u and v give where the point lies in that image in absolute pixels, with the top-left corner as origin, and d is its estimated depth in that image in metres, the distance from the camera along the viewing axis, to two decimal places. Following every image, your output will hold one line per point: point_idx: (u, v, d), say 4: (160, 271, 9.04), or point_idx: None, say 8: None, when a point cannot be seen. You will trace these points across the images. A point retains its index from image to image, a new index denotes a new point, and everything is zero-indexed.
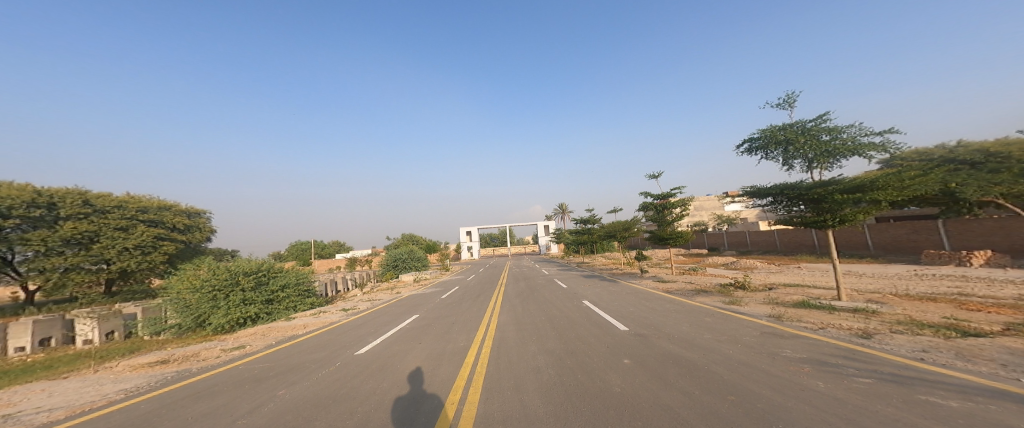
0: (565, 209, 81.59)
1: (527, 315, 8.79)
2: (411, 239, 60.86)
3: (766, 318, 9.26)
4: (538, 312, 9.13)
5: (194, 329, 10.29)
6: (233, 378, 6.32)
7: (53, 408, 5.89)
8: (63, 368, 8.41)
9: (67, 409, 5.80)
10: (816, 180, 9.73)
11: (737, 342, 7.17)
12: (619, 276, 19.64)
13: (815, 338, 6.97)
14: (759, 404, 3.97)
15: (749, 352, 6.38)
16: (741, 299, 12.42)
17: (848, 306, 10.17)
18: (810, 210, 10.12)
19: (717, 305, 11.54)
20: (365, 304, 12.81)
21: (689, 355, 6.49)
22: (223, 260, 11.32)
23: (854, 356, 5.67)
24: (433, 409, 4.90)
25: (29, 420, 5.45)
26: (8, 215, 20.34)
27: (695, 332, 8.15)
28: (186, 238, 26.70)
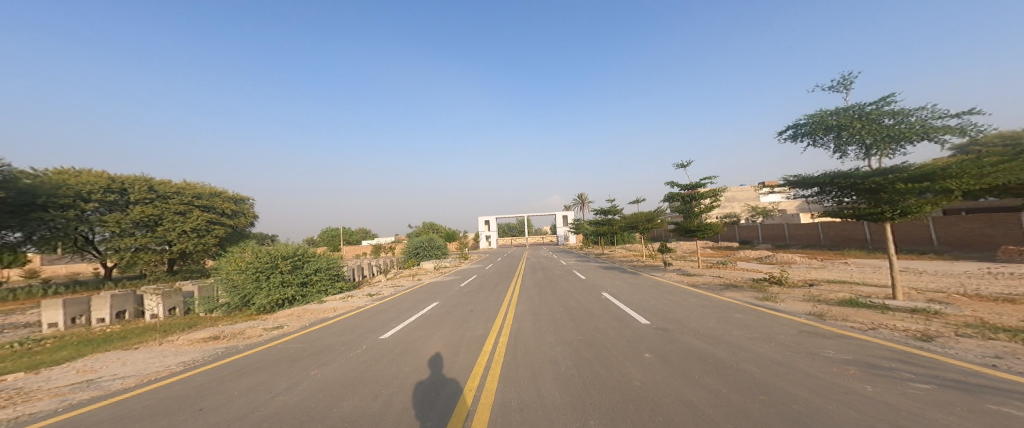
0: (585, 199, 80.42)
1: (545, 306, 8.88)
2: (432, 228, 62.05)
3: (807, 317, 8.82)
4: (555, 302, 9.20)
5: (241, 308, 11.22)
6: (272, 356, 6.91)
7: (126, 375, 6.71)
8: (133, 340, 9.48)
9: (138, 377, 6.59)
10: (875, 168, 8.99)
11: (772, 340, 6.91)
12: (641, 268, 19.25)
13: (865, 340, 6.59)
14: (792, 406, 3.88)
15: (785, 351, 6.15)
16: (777, 295, 11.83)
17: (904, 306, 9.45)
18: (865, 201, 9.38)
19: (750, 301, 11.11)
20: (389, 290, 13.40)
21: (717, 352, 6.36)
22: (263, 245, 12.19)
23: (910, 359, 5.33)
24: (453, 395, 5.14)
25: (107, 385, 6.26)
26: (89, 199, 22.87)
27: (724, 328, 7.95)
28: (234, 223, 28.87)
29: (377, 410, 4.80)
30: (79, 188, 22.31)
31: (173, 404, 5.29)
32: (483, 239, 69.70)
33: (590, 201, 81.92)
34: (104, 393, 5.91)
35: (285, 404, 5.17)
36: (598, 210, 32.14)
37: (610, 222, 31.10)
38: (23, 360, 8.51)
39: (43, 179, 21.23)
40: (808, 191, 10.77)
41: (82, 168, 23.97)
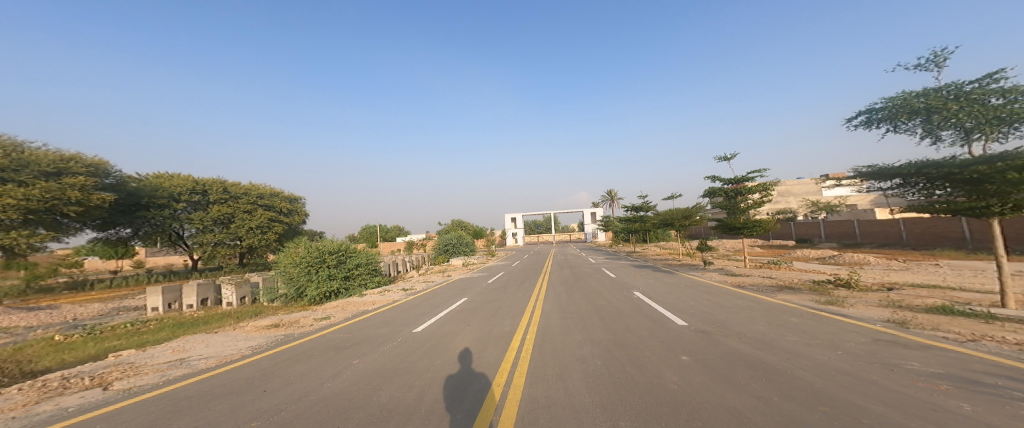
0: (614, 196, 77.00)
1: (573, 304, 8.81)
2: (460, 225, 63.34)
3: (883, 324, 7.90)
4: (583, 301, 9.10)
5: (295, 299, 12.31)
6: (321, 345, 7.57)
7: (208, 356, 7.72)
8: (214, 325, 10.82)
9: (216, 358, 7.54)
10: (979, 155, 7.75)
11: (837, 348, 6.31)
12: (680, 267, 18.36)
13: (962, 352, 5.78)
14: (861, 420, 3.54)
15: (854, 361, 5.59)
16: (845, 299, 10.70)
17: (1015, 315, 8.13)
18: (964, 193, 8.16)
19: (811, 304, 10.16)
20: (422, 285, 14.04)
21: (767, 358, 5.95)
22: (313, 241, 13.28)
23: (1021, 377, 4.61)
24: (482, 390, 5.31)
25: (193, 364, 7.24)
26: (179, 199, 26.21)
27: (777, 333, 7.38)
28: (291, 220, 31.69)
29: (413, 401, 5.10)
30: (171, 190, 25.77)
31: (244, 385, 6.01)
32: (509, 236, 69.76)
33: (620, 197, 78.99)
34: (191, 371, 6.84)
35: (332, 390, 5.66)
36: (629, 206, 31.02)
37: (641, 218, 29.94)
38: (134, 339, 10.07)
39: (146, 183, 25.31)
40: (888, 183, 9.55)
41: (174, 173, 27.49)
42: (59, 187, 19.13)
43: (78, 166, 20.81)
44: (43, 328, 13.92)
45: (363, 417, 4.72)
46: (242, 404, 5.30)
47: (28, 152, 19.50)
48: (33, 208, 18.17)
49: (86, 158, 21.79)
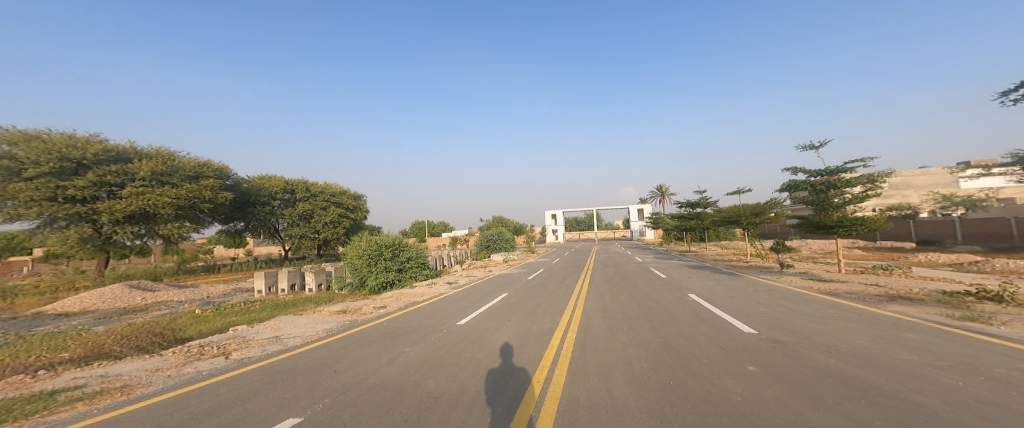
0: (665, 192, 69.79)
1: (618, 304, 8.37)
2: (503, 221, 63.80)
3: None
4: (629, 301, 8.60)
5: (359, 287, 13.53)
6: (379, 332, 8.23)
7: (293, 336, 8.87)
8: (299, 308, 12.39)
9: (300, 338, 8.63)
10: None
11: (970, 372, 5.06)
12: (752, 269, 16.41)
13: None
14: None
15: (996, 388, 4.43)
16: (991, 315, 8.52)
17: None
18: None
19: (936, 319, 8.30)
20: (466, 279, 14.53)
21: (862, 375, 5.02)
22: (372, 235, 14.48)
23: None
24: (522, 385, 5.32)
25: (283, 342, 8.38)
26: (276, 197, 30.40)
27: (878, 349, 6.18)
28: (358, 216, 35.04)
29: (455, 391, 5.29)
30: (270, 190, 29.97)
31: (319, 364, 6.80)
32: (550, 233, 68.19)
33: (671, 193, 70.97)
34: (282, 347, 7.93)
35: (386, 375, 6.12)
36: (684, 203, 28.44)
37: (699, 216, 27.30)
38: (246, 316, 11.98)
39: (253, 184, 29.83)
40: None
41: (272, 175, 31.88)
42: (196, 189, 23.49)
43: (208, 170, 25.58)
44: (188, 303, 17.21)
45: (412, 403, 5.02)
46: (318, 382, 5.97)
47: (174, 160, 24.10)
48: (179, 206, 22.61)
49: (208, 161, 26.28)
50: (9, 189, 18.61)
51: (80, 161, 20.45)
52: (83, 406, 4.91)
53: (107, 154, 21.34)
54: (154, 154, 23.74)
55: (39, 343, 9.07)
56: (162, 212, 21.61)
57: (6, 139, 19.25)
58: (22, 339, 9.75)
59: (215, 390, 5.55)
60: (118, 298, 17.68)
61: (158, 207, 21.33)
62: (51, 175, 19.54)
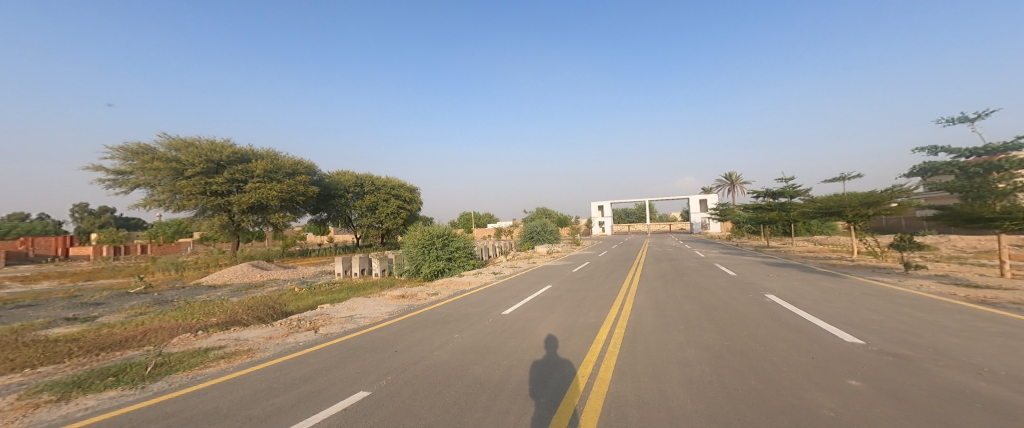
0: (737, 179, 62.50)
1: (671, 302, 7.64)
2: (546, 212, 62.75)
3: None
4: (685, 299, 7.81)
5: (416, 274, 14.34)
6: (432, 317, 8.65)
7: (363, 316, 9.71)
8: (367, 291, 13.54)
9: (369, 318, 9.43)
10: None
11: None
12: (848, 269, 14.01)
13: None
14: None
15: None
16: None
17: None
18: None
19: None
20: (511, 270, 14.62)
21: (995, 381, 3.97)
22: (425, 226, 15.24)
23: None
24: (565, 379, 5.03)
25: (356, 321, 9.22)
26: (352, 189, 33.43)
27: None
28: (414, 207, 37.34)
29: (498, 380, 5.33)
30: (347, 185, 33.09)
31: (382, 343, 7.36)
32: (596, 225, 65.29)
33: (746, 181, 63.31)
34: (356, 326, 8.72)
35: (438, 359, 6.40)
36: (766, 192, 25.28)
37: (782, 206, 24.02)
38: (328, 295, 13.45)
39: (333, 178, 33.20)
40: None
41: (345, 171, 35.10)
42: (293, 184, 26.83)
43: (301, 167, 29.10)
44: (290, 281, 19.95)
45: (460, 387, 5.17)
46: (382, 360, 6.45)
47: (278, 159, 27.79)
48: (284, 199, 26.19)
49: (299, 160, 29.69)
50: (176, 186, 23.08)
51: (218, 162, 24.64)
52: (226, 363, 5.91)
53: (235, 156, 25.34)
54: (265, 155, 27.48)
55: (199, 308, 11.06)
56: (271, 204, 25.25)
57: (173, 146, 24.19)
58: (190, 305, 11.93)
59: (307, 359, 6.27)
60: (246, 273, 21.11)
61: (269, 200, 24.98)
62: (202, 174, 23.87)
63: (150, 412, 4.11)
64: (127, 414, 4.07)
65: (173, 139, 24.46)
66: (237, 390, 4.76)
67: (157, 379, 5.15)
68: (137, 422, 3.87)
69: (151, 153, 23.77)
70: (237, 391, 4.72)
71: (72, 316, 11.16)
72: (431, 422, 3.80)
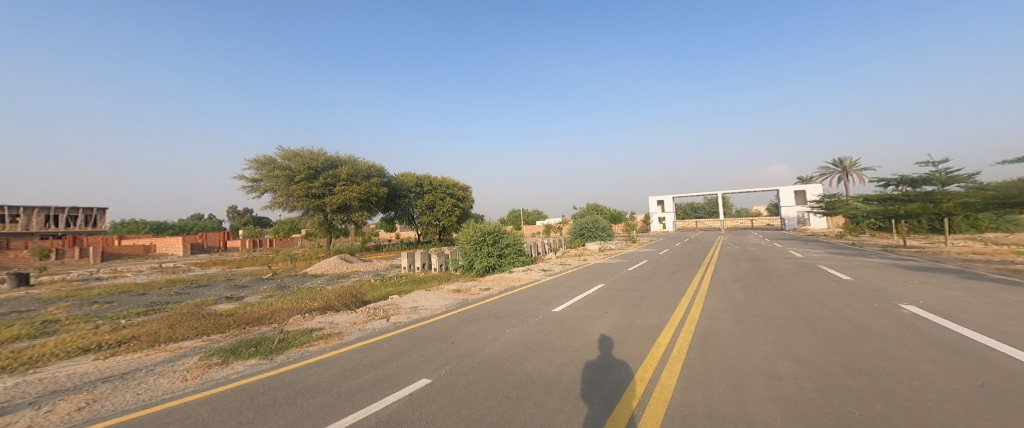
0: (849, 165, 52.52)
1: (744, 308, 6.65)
2: (596, 207, 60.31)
3: None
4: (761, 306, 6.77)
5: (469, 269, 14.64)
6: (484, 311, 8.70)
7: (424, 308, 10.12)
8: (427, 284, 14.16)
9: (430, 310, 9.80)
10: None
11: None
12: (993, 275, 11.24)
13: None
14: None
15: None
16: None
17: None
18: None
19: None
20: (561, 267, 14.27)
21: None
22: (477, 222, 15.44)
23: None
24: (622, 376, 4.54)
25: (418, 312, 9.63)
26: (414, 189, 35.36)
27: None
28: (467, 205, 38.54)
29: (548, 378, 5.12)
30: (410, 185, 35.11)
31: (440, 335, 7.56)
32: (655, 221, 61.28)
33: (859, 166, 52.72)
34: (419, 316, 9.11)
35: (490, 353, 6.38)
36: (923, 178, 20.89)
37: (927, 197, 19.90)
38: (396, 287, 14.35)
39: (398, 179, 35.39)
40: None
41: (406, 172, 37.19)
42: (368, 187, 29.21)
43: (373, 170, 31.45)
44: (369, 273, 21.81)
45: (511, 381, 5.07)
46: (441, 350, 6.61)
47: (356, 163, 30.36)
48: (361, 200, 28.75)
49: (371, 163, 32.08)
50: (290, 190, 26.48)
51: (316, 169, 27.73)
52: (328, 342, 6.46)
53: (327, 162, 28.28)
54: (348, 160, 30.20)
55: (307, 293, 12.46)
56: (353, 205, 27.87)
57: (286, 156, 27.59)
58: (301, 290, 13.53)
59: (380, 345, 6.63)
60: (337, 264, 23.42)
61: (353, 201, 27.68)
62: (306, 180, 27.14)
63: (273, 380, 4.60)
64: (261, 380, 4.60)
65: (286, 149, 27.97)
66: (333, 367, 5.17)
67: (281, 353, 5.80)
68: (267, 387, 4.36)
69: (273, 163, 27.26)
70: (332, 368, 5.13)
71: (229, 296, 13.30)
72: (484, 414, 3.70)
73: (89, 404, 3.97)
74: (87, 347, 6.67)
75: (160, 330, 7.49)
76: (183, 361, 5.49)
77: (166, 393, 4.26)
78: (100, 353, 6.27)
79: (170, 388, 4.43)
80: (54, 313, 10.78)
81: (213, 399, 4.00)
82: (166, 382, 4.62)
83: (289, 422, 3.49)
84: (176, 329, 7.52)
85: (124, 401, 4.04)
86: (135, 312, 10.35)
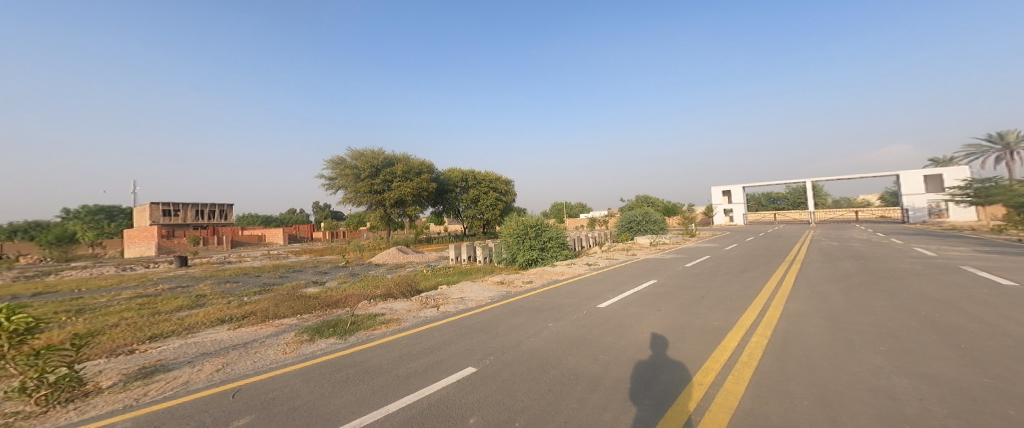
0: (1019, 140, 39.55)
1: (813, 310, 5.95)
2: (647, 199, 58.19)
3: None
4: (832, 309, 6.03)
5: (512, 262, 14.70)
6: (528, 304, 8.63)
7: (470, 298, 10.29)
8: (472, 276, 14.38)
9: (476, 301, 9.94)
10: None
11: None
12: None
13: None
14: None
15: None
16: None
17: None
18: None
19: None
20: (607, 261, 13.83)
21: None
22: (519, 216, 15.41)
23: None
24: (672, 380, 4.23)
25: (465, 302, 9.81)
26: (460, 184, 36.11)
27: None
28: (510, 198, 38.72)
29: (592, 375, 4.94)
30: (456, 180, 35.91)
31: (484, 325, 7.61)
32: (718, 213, 56.57)
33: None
34: (466, 307, 9.26)
35: (533, 346, 6.30)
36: None
37: None
38: (444, 278, 14.76)
39: (445, 174, 36.28)
40: None
41: (452, 169, 38.02)
42: (420, 183, 30.23)
43: (424, 166, 32.52)
44: (420, 264, 22.63)
45: (554, 376, 4.96)
46: (485, 340, 6.65)
47: (409, 160, 31.50)
48: (415, 195, 29.93)
49: (423, 160, 33.09)
50: (358, 187, 28.24)
51: (378, 167, 29.21)
52: (390, 326, 6.75)
53: (386, 159, 29.70)
54: (403, 157, 31.46)
55: (370, 281, 13.17)
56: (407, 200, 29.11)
57: (353, 155, 29.39)
58: (363, 278, 14.38)
59: (432, 332, 6.81)
60: (395, 254, 24.57)
61: (408, 197, 28.92)
62: (370, 177, 28.74)
63: (346, 358, 4.86)
64: (338, 357, 4.87)
65: (354, 149, 29.78)
66: (393, 350, 5.37)
67: (353, 334, 6.12)
68: (342, 364, 4.60)
69: (341, 163, 29.13)
70: (392, 351, 5.32)
71: (314, 280, 14.51)
72: (527, 406, 3.63)
73: (225, 366, 4.50)
74: (224, 317, 7.64)
75: (270, 307, 8.29)
76: (283, 336, 6.00)
77: (274, 362, 4.67)
78: (232, 323, 7.14)
79: (277, 358, 4.85)
80: (203, 288, 12.59)
81: (305, 371, 4.31)
82: (272, 352, 5.07)
83: (359, 398, 3.64)
84: (281, 307, 8.27)
85: (247, 366, 4.50)
86: (256, 290, 11.68)
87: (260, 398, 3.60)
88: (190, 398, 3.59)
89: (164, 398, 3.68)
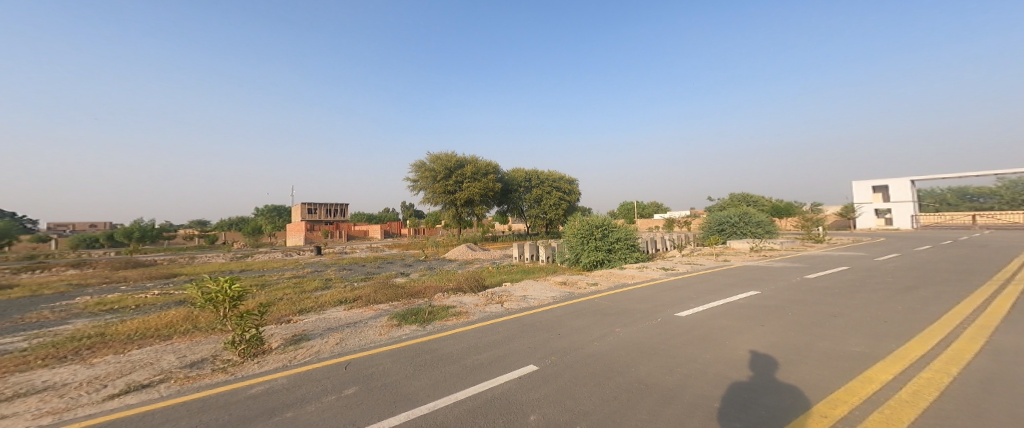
0: None
1: (956, 339, 4.73)
2: (743, 198, 53.01)
3: None
4: (986, 338, 4.73)
5: (575, 262, 14.29)
6: (592, 307, 8.21)
7: (533, 297, 10.14)
8: (535, 275, 14.22)
9: (539, 300, 9.75)
10: None
11: None
12: None
13: None
14: None
15: None
16: None
17: None
18: None
19: None
20: (685, 267, 12.68)
21: None
22: (584, 215, 14.93)
23: None
24: (761, 406, 3.61)
25: (530, 300, 9.67)
26: (523, 184, 36.34)
27: None
28: (573, 198, 38.01)
29: (663, 387, 4.45)
30: (520, 180, 36.24)
31: (547, 325, 7.40)
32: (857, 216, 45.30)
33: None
34: (530, 305, 9.10)
35: (597, 350, 5.91)
36: None
37: None
38: (508, 275, 14.82)
39: (510, 175, 36.75)
40: None
41: (516, 169, 38.35)
42: (488, 183, 30.90)
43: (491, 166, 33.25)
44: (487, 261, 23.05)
45: (620, 383, 4.56)
46: (548, 340, 6.43)
47: (477, 161, 32.43)
48: (482, 195, 30.74)
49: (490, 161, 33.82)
50: (433, 188, 29.85)
51: (450, 169, 30.53)
52: (460, 318, 6.83)
53: (458, 161, 30.89)
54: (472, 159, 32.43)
55: (443, 275, 13.69)
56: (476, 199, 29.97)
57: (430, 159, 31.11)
58: (436, 272, 15.04)
59: (496, 327, 6.76)
60: (466, 252, 25.40)
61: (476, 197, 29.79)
62: (444, 179, 30.16)
63: (423, 344, 4.94)
64: (416, 343, 4.96)
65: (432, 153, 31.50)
66: (463, 341, 5.39)
67: (431, 323, 6.29)
68: (421, 349, 4.68)
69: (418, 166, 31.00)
70: (461, 342, 5.32)
71: (402, 272, 15.53)
72: (591, 410, 3.34)
73: (340, 340, 4.84)
74: (344, 299, 8.39)
75: (368, 293, 8.93)
76: (377, 319, 6.36)
77: (374, 341, 4.92)
78: (350, 304, 7.81)
79: (374, 337, 5.11)
80: (332, 273, 14.28)
81: (394, 352, 4.46)
82: (370, 333, 5.36)
83: (436, 382, 3.65)
84: (376, 293, 8.86)
85: (355, 342, 4.79)
86: (362, 277, 12.87)
87: (361, 372, 3.75)
88: (321, 365, 3.88)
89: (306, 362, 4.04)
